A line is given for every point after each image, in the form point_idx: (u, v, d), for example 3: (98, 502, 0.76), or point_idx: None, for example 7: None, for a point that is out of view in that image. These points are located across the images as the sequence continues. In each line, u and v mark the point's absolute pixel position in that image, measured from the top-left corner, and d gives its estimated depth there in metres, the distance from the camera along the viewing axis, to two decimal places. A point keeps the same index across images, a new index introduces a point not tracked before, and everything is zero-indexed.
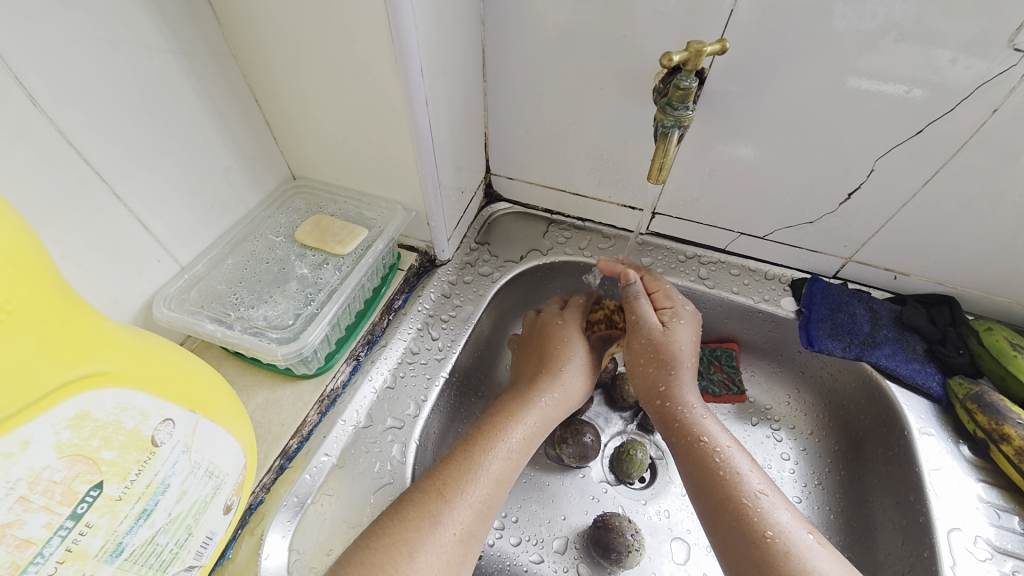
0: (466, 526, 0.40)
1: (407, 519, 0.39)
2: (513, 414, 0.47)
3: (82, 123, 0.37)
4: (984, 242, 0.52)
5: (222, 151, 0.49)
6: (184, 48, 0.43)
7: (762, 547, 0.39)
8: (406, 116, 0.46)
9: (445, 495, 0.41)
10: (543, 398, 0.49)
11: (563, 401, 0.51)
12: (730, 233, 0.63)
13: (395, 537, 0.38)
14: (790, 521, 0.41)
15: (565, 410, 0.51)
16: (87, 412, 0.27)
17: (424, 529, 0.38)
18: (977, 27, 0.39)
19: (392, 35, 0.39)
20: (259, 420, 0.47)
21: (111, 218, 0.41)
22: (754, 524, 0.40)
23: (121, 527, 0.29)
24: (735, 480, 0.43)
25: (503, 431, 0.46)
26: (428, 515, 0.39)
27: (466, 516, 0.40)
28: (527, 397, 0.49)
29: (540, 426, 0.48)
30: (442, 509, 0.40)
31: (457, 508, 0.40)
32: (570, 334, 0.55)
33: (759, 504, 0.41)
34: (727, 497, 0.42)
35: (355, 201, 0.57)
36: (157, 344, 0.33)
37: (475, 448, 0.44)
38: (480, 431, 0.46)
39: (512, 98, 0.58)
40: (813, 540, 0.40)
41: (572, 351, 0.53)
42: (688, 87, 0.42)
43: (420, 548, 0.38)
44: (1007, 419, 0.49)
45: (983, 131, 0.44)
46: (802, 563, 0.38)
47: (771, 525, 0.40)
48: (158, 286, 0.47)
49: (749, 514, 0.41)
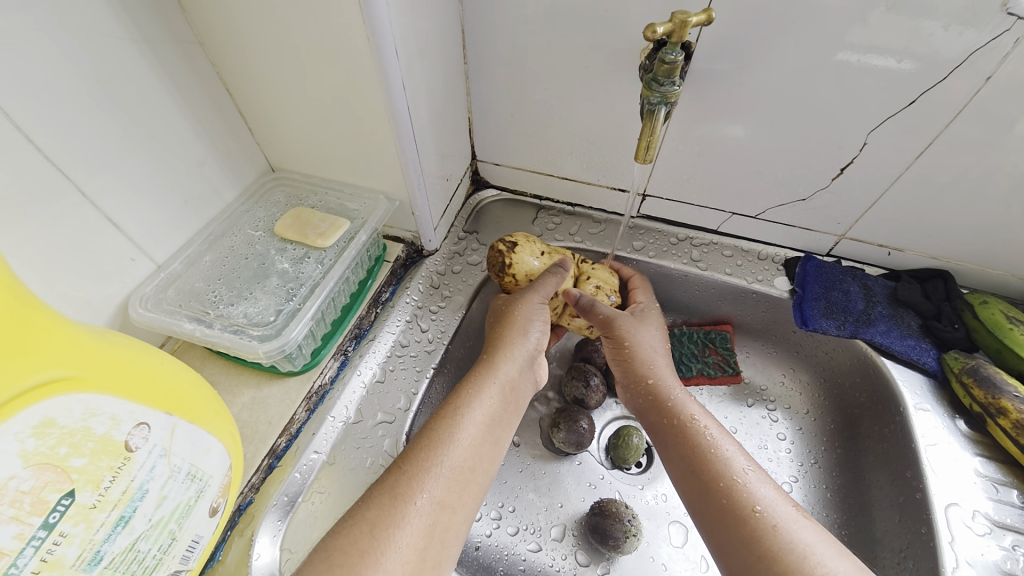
0: (439, 498, 0.38)
1: (370, 499, 0.37)
2: (473, 389, 0.45)
3: (40, 117, 0.35)
4: (978, 215, 0.51)
5: (193, 145, 0.47)
6: (145, 36, 0.41)
7: (751, 522, 0.39)
8: (383, 101, 0.44)
9: (405, 468, 0.39)
10: (504, 364, 0.47)
11: (520, 365, 0.48)
12: (722, 214, 0.62)
13: (358, 518, 0.36)
14: (773, 494, 0.41)
15: (523, 364, 0.49)
16: (52, 419, 0.26)
17: (385, 505, 0.37)
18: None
19: (362, 16, 0.38)
20: (245, 419, 0.47)
21: (82, 221, 0.39)
22: (740, 501, 0.40)
23: (97, 535, 0.28)
24: (719, 457, 0.43)
25: (469, 398, 0.44)
26: (388, 491, 0.38)
27: (436, 488, 0.39)
28: (489, 364, 0.47)
29: (505, 393, 0.46)
30: (403, 482, 0.38)
31: (419, 480, 0.38)
32: (531, 308, 0.50)
33: (746, 479, 0.41)
34: (714, 477, 0.42)
35: (337, 192, 0.56)
36: (125, 345, 0.32)
37: (441, 420, 0.42)
38: (447, 401, 0.44)
39: (495, 80, 0.57)
40: (796, 512, 0.39)
41: (529, 314, 0.50)
42: (674, 60, 0.40)
43: (383, 524, 0.36)
44: (1003, 393, 0.48)
45: (976, 101, 0.43)
46: (788, 536, 0.37)
47: (759, 499, 0.40)
48: (134, 286, 0.45)
49: (735, 491, 0.41)
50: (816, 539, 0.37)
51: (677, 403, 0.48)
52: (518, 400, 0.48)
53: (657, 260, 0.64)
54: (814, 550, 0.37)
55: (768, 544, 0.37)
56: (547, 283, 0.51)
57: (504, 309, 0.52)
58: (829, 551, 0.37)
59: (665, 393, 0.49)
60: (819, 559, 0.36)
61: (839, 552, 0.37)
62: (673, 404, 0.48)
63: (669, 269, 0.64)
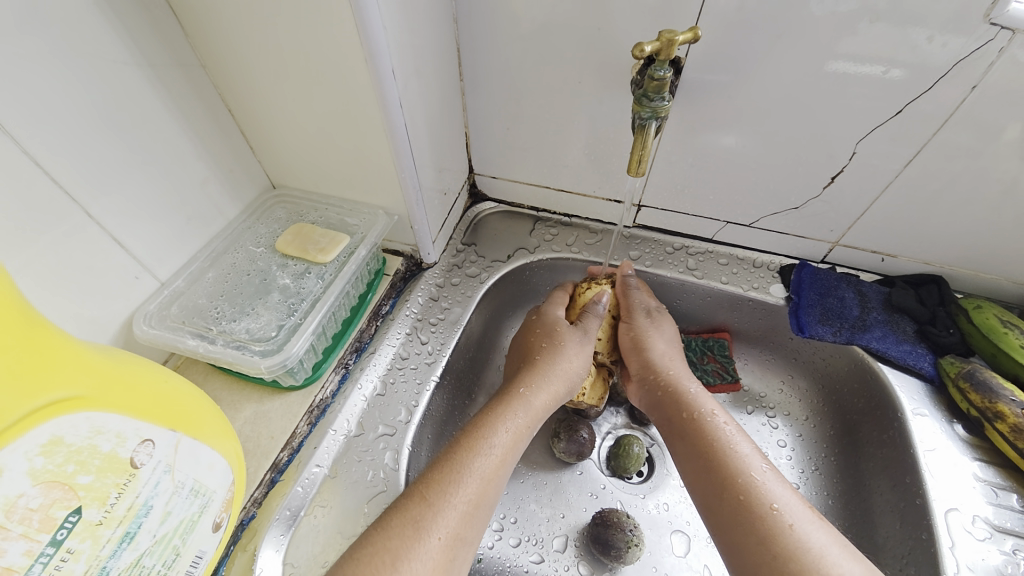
0: (453, 531, 0.38)
1: (390, 527, 0.37)
2: (501, 413, 0.46)
3: (47, 142, 0.36)
4: (969, 220, 0.52)
5: (196, 164, 0.48)
6: (150, 60, 0.42)
7: (767, 520, 0.38)
8: (382, 119, 0.45)
9: (428, 498, 0.39)
10: (536, 401, 0.48)
11: (552, 403, 0.49)
12: (717, 222, 0.63)
13: (379, 545, 0.36)
14: (789, 495, 0.40)
15: (555, 401, 0.50)
16: (60, 437, 0.27)
17: (407, 536, 0.36)
18: (956, 7, 0.39)
19: (361, 38, 0.39)
20: (247, 433, 0.47)
21: (87, 240, 0.40)
22: (757, 498, 0.40)
23: (103, 551, 0.29)
24: (736, 455, 0.43)
25: (495, 429, 0.44)
26: (411, 522, 0.37)
27: (454, 520, 0.38)
28: (523, 398, 0.47)
29: (531, 426, 0.47)
30: (426, 513, 0.38)
31: (442, 513, 0.38)
32: (574, 342, 0.52)
33: (764, 479, 0.41)
34: (730, 475, 0.41)
35: (337, 208, 0.57)
36: (129, 362, 0.33)
37: (462, 446, 0.42)
38: (469, 429, 0.44)
39: (492, 96, 0.58)
40: (812, 514, 0.39)
41: (575, 359, 0.52)
42: (663, 77, 0.42)
43: (404, 556, 0.35)
44: (1000, 397, 0.49)
45: (963, 108, 0.44)
46: (802, 535, 0.37)
47: (775, 497, 0.39)
48: (138, 303, 0.46)
49: (751, 489, 0.40)
50: (830, 541, 0.37)
51: (692, 400, 0.48)
52: (543, 423, 0.48)
53: (653, 269, 0.65)
54: (828, 551, 0.36)
55: (782, 544, 0.37)
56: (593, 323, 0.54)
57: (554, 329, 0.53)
58: (844, 553, 0.36)
59: (683, 390, 0.49)
60: (834, 560, 0.36)
61: (852, 556, 0.37)
62: (691, 400, 0.48)
63: (665, 278, 0.65)
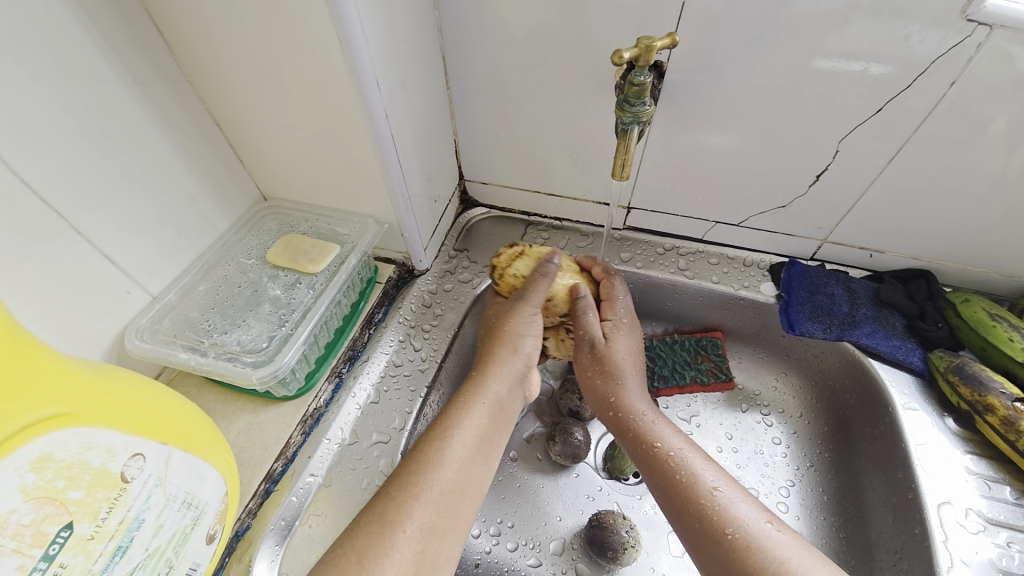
0: (427, 522, 0.38)
1: (359, 527, 0.37)
2: (463, 404, 0.45)
3: (36, 162, 0.37)
4: (955, 215, 0.53)
5: (186, 179, 0.49)
6: (136, 77, 0.42)
7: (725, 544, 0.38)
8: (367, 130, 0.46)
9: (392, 493, 0.39)
10: (493, 383, 0.47)
11: (508, 382, 0.48)
12: (706, 223, 0.63)
13: (346, 547, 0.36)
14: (748, 515, 0.40)
15: (511, 384, 0.48)
16: (49, 453, 0.27)
17: (375, 533, 0.36)
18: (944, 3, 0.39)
19: (344, 50, 0.39)
20: (242, 445, 0.47)
21: (78, 257, 0.41)
22: (713, 522, 0.39)
23: (96, 565, 0.29)
24: (689, 481, 0.42)
25: (457, 419, 0.44)
26: (377, 518, 0.37)
27: (425, 512, 0.38)
28: (478, 383, 0.47)
29: (493, 409, 0.46)
30: (391, 509, 0.38)
31: (408, 508, 0.38)
32: (524, 322, 0.51)
33: (719, 501, 0.40)
34: (687, 501, 0.41)
35: (327, 217, 0.57)
36: (118, 378, 0.33)
37: (430, 440, 0.42)
38: (436, 423, 0.44)
39: (479, 103, 0.58)
40: (771, 528, 0.39)
41: (519, 329, 0.51)
42: (643, 82, 0.42)
43: (372, 553, 0.35)
44: (990, 390, 0.49)
45: (943, 104, 0.45)
46: (762, 553, 0.37)
47: (731, 521, 0.39)
48: (130, 318, 0.46)
49: (708, 513, 0.40)
50: (793, 552, 0.37)
51: (646, 428, 0.48)
52: (511, 416, 0.48)
53: (644, 270, 0.65)
54: (790, 564, 0.36)
55: (744, 564, 0.37)
56: (539, 288, 0.51)
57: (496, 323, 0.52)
58: (806, 562, 0.36)
59: (636, 417, 0.49)
60: (795, 572, 0.35)
61: (815, 563, 0.36)
62: (641, 429, 0.48)
63: (657, 279, 0.65)
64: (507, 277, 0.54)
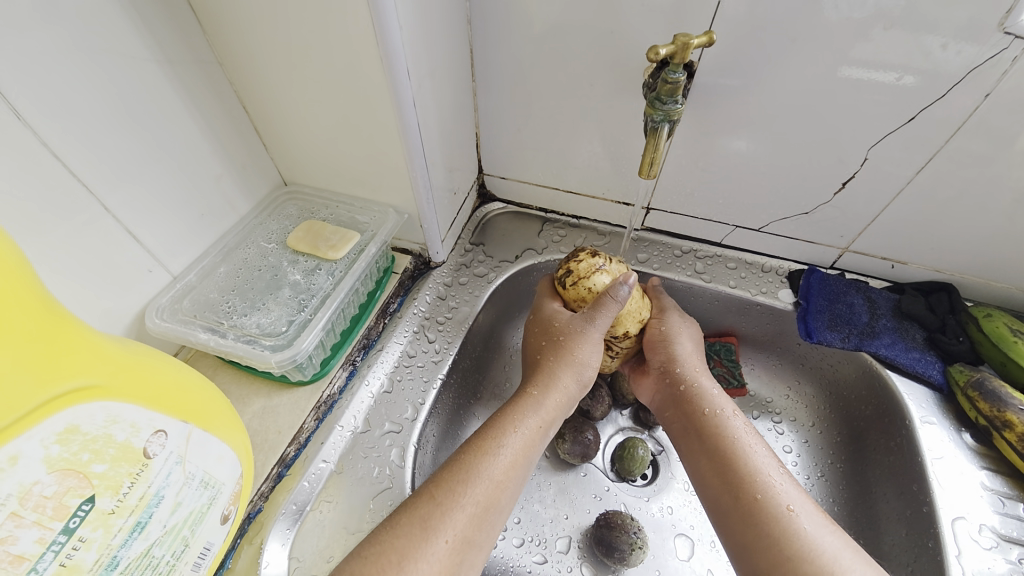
0: (464, 533, 0.39)
1: (397, 526, 0.38)
2: (512, 415, 0.45)
3: (67, 135, 0.37)
4: (981, 228, 0.52)
5: (211, 160, 0.49)
6: (167, 55, 0.42)
7: (782, 521, 0.39)
8: (394, 118, 0.46)
9: (438, 499, 0.39)
10: (548, 401, 0.46)
11: (564, 405, 0.47)
12: (726, 227, 0.63)
13: (386, 545, 0.36)
14: (801, 495, 0.41)
15: (569, 397, 0.48)
16: (76, 426, 0.27)
17: (416, 536, 0.37)
18: (969, 14, 0.39)
19: (376, 36, 0.39)
20: (256, 427, 0.48)
21: (101, 232, 0.41)
22: (772, 500, 0.40)
23: (115, 540, 0.29)
24: (750, 457, 0.43)
25: (507, 430, 0.44)
26: (421, 521, 0.38)
27: (464, 525, 0.39)
28: (534, 401, 0.46)
29: (542, 427, 0.46)
30: (435, 513, 0.38)
31: (450, 514, 0.39)
32: (588, 348, 0.48)
33: (776, 480, 0.42)
34: (746, 475, 0.42)
35: (347, 205, 0.57)
36: (146, 355, 0.34)
37: (479, 450, 0.42)
38: (484, 432, 0.44)
39: (503, 97, 0.58)
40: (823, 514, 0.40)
41: (587, 356, 0.48)
42: (676, 80, 0.42)
43: (410, 556, 0.36)
44: (1009, 406, 0.48)
45: (977, 116, 0.44)
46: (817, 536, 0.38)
47: (790, 499, 0.41)
48: (150, 296, 0.47)
49: (767, 489, 0.41)
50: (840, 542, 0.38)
51: (712, 399, 0.48)
52: (555, 426, 0.47)
53: (661, 271, 0.65)
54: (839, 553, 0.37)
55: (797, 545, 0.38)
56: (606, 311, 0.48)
57: (557, 333, 0.49)
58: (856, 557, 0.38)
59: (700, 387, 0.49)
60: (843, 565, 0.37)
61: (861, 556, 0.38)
62: (709, 401, 0.48)
63: (673, 281, 0.65)
64: (580, 287, 0.50)
